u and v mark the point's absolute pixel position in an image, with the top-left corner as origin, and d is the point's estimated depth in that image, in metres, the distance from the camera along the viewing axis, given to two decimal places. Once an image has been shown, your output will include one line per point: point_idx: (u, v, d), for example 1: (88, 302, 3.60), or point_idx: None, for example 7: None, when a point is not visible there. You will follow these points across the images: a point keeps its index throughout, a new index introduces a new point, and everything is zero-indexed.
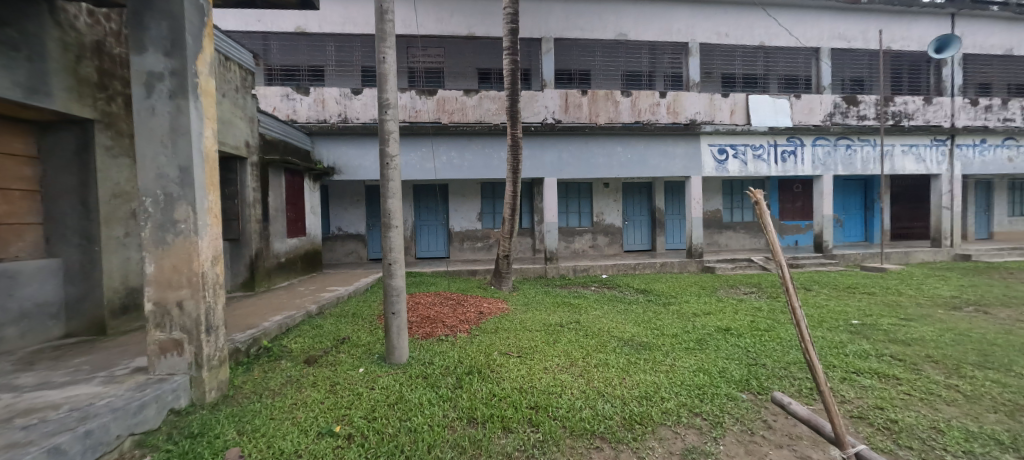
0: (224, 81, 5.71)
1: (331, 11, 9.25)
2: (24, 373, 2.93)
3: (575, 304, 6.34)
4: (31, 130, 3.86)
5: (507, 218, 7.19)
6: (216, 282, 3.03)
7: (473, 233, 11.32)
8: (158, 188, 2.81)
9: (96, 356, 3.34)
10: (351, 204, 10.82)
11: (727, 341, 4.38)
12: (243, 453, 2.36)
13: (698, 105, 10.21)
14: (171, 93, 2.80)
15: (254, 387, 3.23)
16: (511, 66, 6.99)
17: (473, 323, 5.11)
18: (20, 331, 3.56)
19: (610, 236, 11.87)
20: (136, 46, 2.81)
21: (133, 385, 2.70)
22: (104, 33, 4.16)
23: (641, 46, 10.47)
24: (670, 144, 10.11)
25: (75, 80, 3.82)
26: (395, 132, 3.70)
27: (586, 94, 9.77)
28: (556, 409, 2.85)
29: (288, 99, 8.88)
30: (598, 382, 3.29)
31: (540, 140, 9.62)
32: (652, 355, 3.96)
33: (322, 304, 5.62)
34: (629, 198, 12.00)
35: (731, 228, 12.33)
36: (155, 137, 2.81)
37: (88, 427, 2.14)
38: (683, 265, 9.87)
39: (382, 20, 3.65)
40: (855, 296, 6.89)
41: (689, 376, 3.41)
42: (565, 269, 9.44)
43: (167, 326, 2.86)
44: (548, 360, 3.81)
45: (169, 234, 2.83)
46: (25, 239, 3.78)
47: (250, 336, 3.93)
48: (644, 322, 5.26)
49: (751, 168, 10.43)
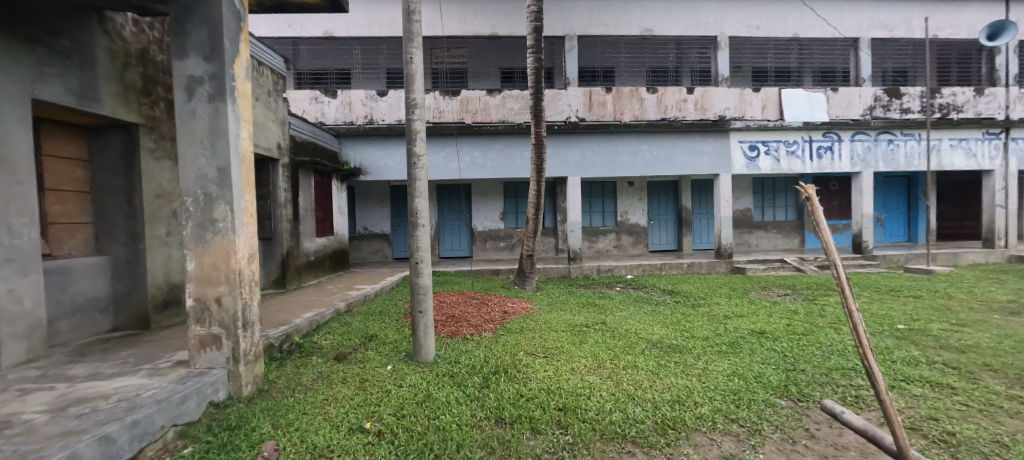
0: (257, 85, 5.90)
1: (358, 14, 9.45)
2: (76, 364, 3.09)
3: (600, 305, 6.24)
4: (82, 135, 4.09)
5: (531, 217, 7.17)
6: (252, 280, 3.11)
7: (496, 233, 11.34)
8: (199, 187, 2.92)
9: (140, 349, 3.50)
10: (377, 204, 11.01)
11: (762, 344, 4.23)
12: (278, 446, 2.42)
13: (727, 100, 9.92)
14: (211, 96, 2.90)
15: (287, 382, 3.32)
16: (535, 64, 6.92)
17: (497, 323, 5.10)
18: (73, 324, 3.76)
19: (635, 236, 11.66)
20: (177, 52, 2.92)
21: (176, 378, 2.81)
22: (148, 41, 4.35)
23: (667, 41, 10.28)
24: (698, 142, 9.79)
25: (122, 87, 4.01)
26: (422, 132, 3.72)
27: (611, 91, 9.64)
28: (584, 410, 2.80)
29: (316, 102, 9.14)
30: (628, 384, 3.22)
31: (563, 139, 9.53)
32: (683, 358, 3.84)
33: (350, 301, 5.73)
34: (654, 197, 11.74)
35: (762, 228, 11.91)
36: (196, 138, 2.91)
37: (135, 417, 2.24)
38: (712, 265, 9.60)
39: (409, 21, 3.66)
40: (899, 299, 6.51)
41: (722, 381, 3.29)
42: (589, 268, 9.33)
43: (207, 321, 2.97)
44: (575, 361, 3.75)
45: (209, 232, 2.93)
46: (77, 237, 3.99)
47: (283, 332, 4.05)
48: (674, 324, 5.12)
49: (784, 166, 10.00)
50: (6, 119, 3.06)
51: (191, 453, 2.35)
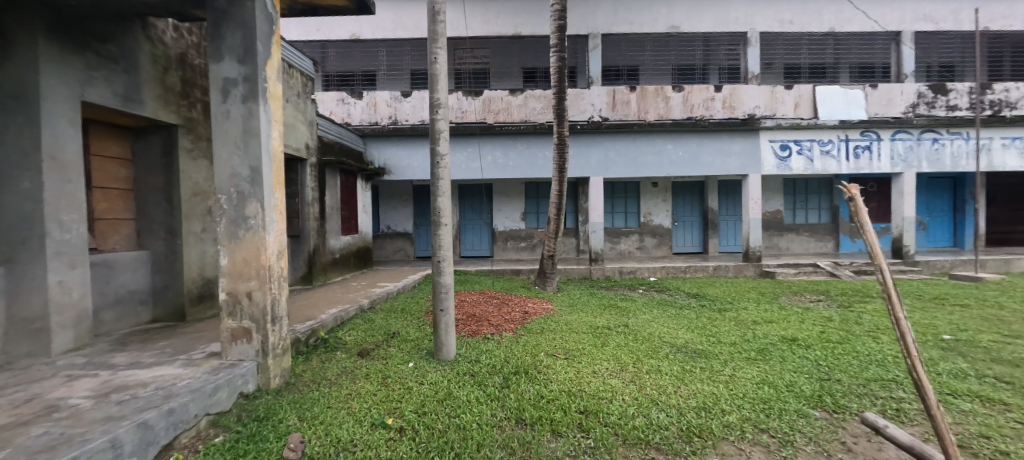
0: (288, 87, 6.09)
1: (383, 17, 9.64)
2: (118, 353, 3.25)
3: (622, 307, 6.13)
4: (126, 135, 4.31)
5: (553, 217, 7.12)
6: (281, 275, 3.20)
7: (517, 233, 11.33)
8: (232, 186, 3.03)
9: (176, 340, 3.66)
10: (400, 203, 11.18)
11: (794, 352, 4.06)
12: (304, 438, 2.47)
13: (757, 98, 9.60)
14: (244, 97, 3.00)
15: (313, 375, 3.40)
16: (558, 63, 6.87)
17: (519, 323, 5.10)
18: (116, 314, 3.97)
19: (659, 237, 11.42)
20: (214, 55, 3.03)
21: (209, 368, 2.93)
22: (186, 46, 4.55)
23: (695, 38, 10.02)
24: (727, 142, 9.48)
25: (163, 89, 4.20)
26: (445, 131, 3.74)
27: (635, 90, 9.49)
28: (607, 414, 2.75)
29: (343, 103, 9.36)
30: (651, 389, 3.15)
31: (586, 139, 9.42)
32: (709, 363, 3.73)
33: (374, 299, 5.83)
34: (678, 198, 11.48)
35: (793, 231, 11.46)
36: (230, 138, 3.02)
37: (171, 405, 2.33)
38: (739, 269, 9.29)
39: (434, 21, 3.69)
40: (944, 307, 6.13)
41: (751, 388, 3.17)
42: (611, 270, 9.18)
43: (238, 315, 3.08)
44: (596, 363, 3.69)
45: (241, 229, 3.04)
46: (120, 232, 4.21)
47: (310, 327, 4.16)
48: (699, 328, 4.98)
49: (818, 166, 9.57)
50: (59, 121, 3.26)
51: (222, 442, 2.44)
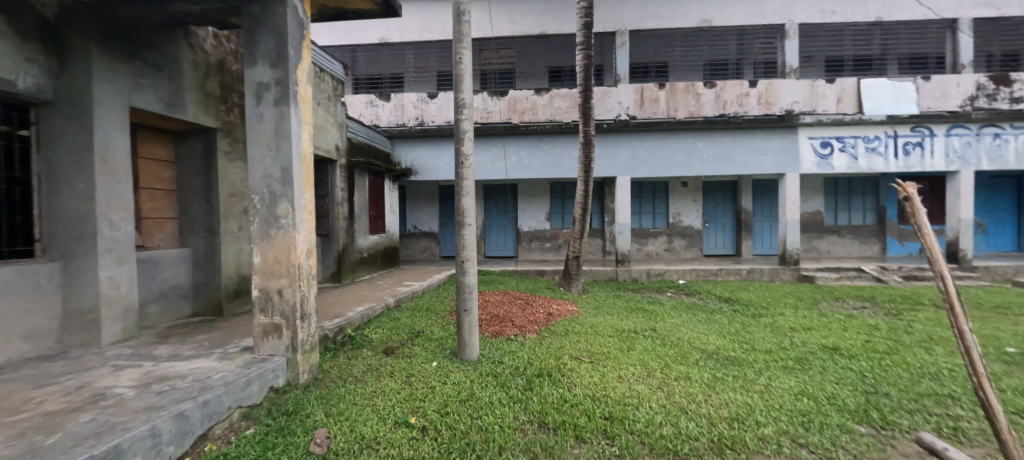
0: (319, 91, 6.27)
1: (411, 20, 9.79)
2: (160, 346, 3.43)
3: (650, 311, 5.96)
4: (170, 139, 4.55)
5: (578, 218, 7.03)
6: (310, 273, 3.28)
7: (542, 233, 11.26)
8: (265, 186, 3.13)
9: (213, 334, 3.82)
10: (426, 204, 11.33)
11: (837, 362, 3.81)
12: (330, 434, 2.52)
13: (796, 93, 9.14)
14: (276, 100, 3.09)
15: (339, 372, 3.47)
16: (584, 61, 6.76)
17: (542, 324, 5.04)
18: (160, 308, 4.20)
19: (688, 239, 11.08)
20: (248, 60, 3.14)
21: (242, 362, 3.04)
22: (225, 52, 4.76)
23: (728, 32, 9.65)
24: (762, 139, 9.07)
25: (203, 94, 4.41)
26: (469, 131, 3.73)
27: (664, 87, 9.23)
28: (633, 422, 2.66)
29: (372, 106, 9.57)
30: (680, 397, 3.03)
31: (612, 138, 9.24)
32: (742, 371, 3.56)
33: (399, 297, 5.92)
34: (709, 198, 11.09)
35: (834, 233, 10.85)
36: (263, 140, 3.13)
37: (206, 397, 2.43)
38: (775, 272, 8.87)
39: (460, 22, 3.69)
40: (1008, 318, 5.61)
41: (788, 400, 2.99)
42: (638, 271, 8.97)
43: (270, 311, 3.18)
44: (622, 368, 3.59)
45: (273, 228, 3.13)
46: (165, 231, 4.45)
47: (338, 324, 4.26)
48: (732, 334, 4.76)
49: (863, 164, 9.01)
50: (110, 125, 3.47)
51: (253, 434, 2.52)
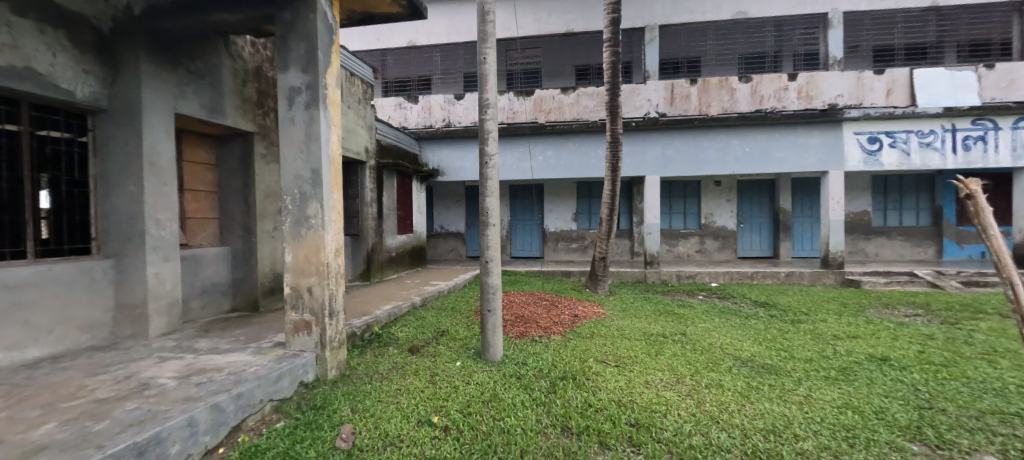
0: (349, 94, 6.45)
1: (438, 23, 9.93)
2: (200, 339, 3.61)
3: (679, 314, 5.76)
4: (212, 143, 4.80)
5: (605, 218, 6.89)
6: (338, 272, 3.36)
7: (568, 233, 11.13)
8: (296, 187, 3.24)
9: (249, 329, 4.00)
10: (453, 204, 11.45)
11: (885, 374, 3.54)
12: (355, 430, 2.57)
13: (840, 86, 8.64)
14: (307, 104, 3.19)
15: (366, 369, 3.54)
16: (612, 57, 6.62)
17: (567, 326, 4.97)
18: (203, 303, 4.43)
19: (722, 240, 10.66)
20: (281, 66, 3.26)
21: (275, 357, 3.15)
22: (262, 59, 4.97)
23: (765, 23, 9.21)
24: (802, 136, 8.60)
25: (241, 100, 4.62)
26: (494, 131, 3.72)
27: (696, 83, 8.94)
28: (659, 430, 2.57)
29: (400, 108, 9.78)
30: (711, 405, 2.90)
31: (641, 136, 9.01)
32: (780, 381, 3.36)
33: (425, 296, 6.00)
34: (745, 198, 10.63)
35: (883, 235, 10.15)
36: (294, 143, 3.23)
37: (240, 390, 2.53)
38: (817, 276, 8.38)
39: (484, 22, 3.69)
40: None
41: (830, 413, 2.80)
42: (668, 274, 8.70)
43: (300, 308, 3.28)
44: (650, 373, 3.48)
45: (303, 228, 3.23)
46: (206, 230, 4.69)
47: (365, 322, 4.35)
48: (768, 341, 4.52)
49: (916, 161, 8.38)
50: (157, 130, 3.69)
51: (283, 427, 2.60)
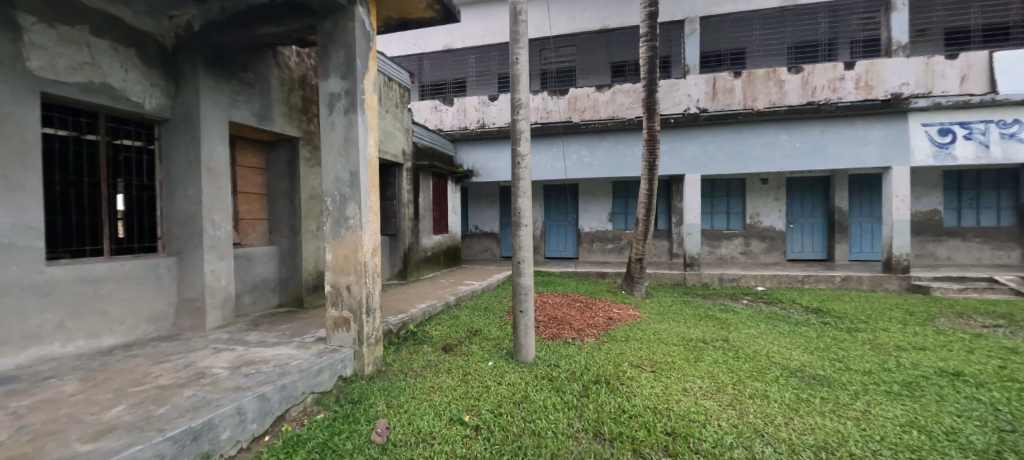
0: (387, 99, 6.66)
1: (472, 25, 10.06)
2: (250, 332, 3.85)
3: (721, 319, 5.49)
4: (262, 148, 5.11)
5: (641, 218, 6.70)
6: (375, 271, 3.48)
7: (603, 234, 10.93)
8: (336, 189, 3.38)
9: (294, 324, 4.22)
10: (487, 204, 11.55)
11: (959, 391, 3.19)
12: (389, 425, 2.64)
13: (905, 73, 7.84)
14: (346, 109, 3.32)
15: (401, 366, 3.64)
16: (648, 53, 6.42)
17: (602, 328, 4.88)
18: (253, 298, 4.73)
19: (769, 242, 10.07)
20: (323, 73, 3.41)
21: (316, 351, 3.30)
22: (307, 68, 5.23)
23: (818, 10, 8.60)
24: (860, 129, 7.98)
25: (288, 107, 4.89)
26: (526, 131, 3.70)
27: (740, 76, 8.43)
28: (698, 440, 2.45)
29: (437, 111, 9.97)
30: (755, 417, 2.73)
31: (680, 133, 8.70)
32: (833, 394, 3.12)
33: (459, 296, 6.09)
34: (795, 196, 9.99)
35: (956, 236, 9.21)
36: (334, 147, 3.37)
37: (284, 382, 2.66)
38: (878, 281, 7.74)
39: (516, 22, 3.68)
40: None
41: (892, 431, 2.56)
42: (709, 276, 8.34)
43: (340, 305, 3.42)
44: (688, 380, 3.33)
45: (343, 228, 3.37)
46: (257, 230, 5.00)
47: (401, 320, 4.47)
48: (821, 350, 4.21)
49: (996, 154, 7.53)
50: (213, 137, 3.97)
51: (323, 419, 2.72)
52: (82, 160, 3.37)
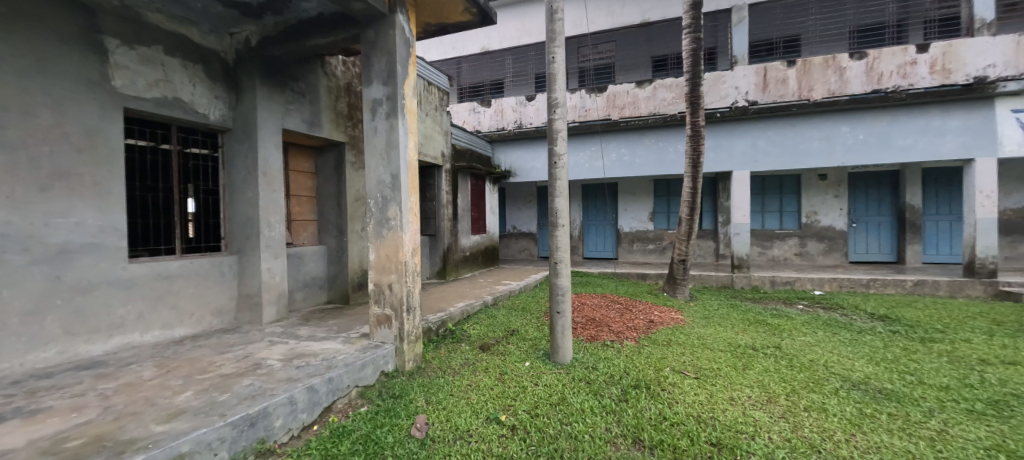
0: (426, 103, 6.84)
1: (509, 26, 10.11)
2: (301, 327, 4.09)
3: (773, 325, 5.15)
4: (312, 153, 5.42)
5: (684, 218, 6.43)
6: (415, 270, 3.58)
7: (644, 234, 10.61)
8: (378, 191, 3.51)
9: (341, 320, 4.44)
10: (525, 204, 11.56)
11: None
12: (428, 420, 2.71)
13: (991, 54, 6.88)
14: (387, 114, 3.44)
15: (439, 363, 3.73)
16: (692, 45, 6.15)
17: (642, 331, 4.74)
18: (304, 295, 5.03)
19: (827, 242, 9.33)
20: (366, 80, 3.55)
21: (360, 347, 3.44)
22: (352, 76, 5.48)
23: None
24: (936, 118, 7.23)
25: (335, 114, 5.15)
26: (564, 131, 3.67)
27: (794, 65, 7.76)
28: (746, 453, 2.32)
29: (474, 112, 10.05)
30: (810, 431, 2.55)
31: (727, 128, 8.28)
32: (903, 410, 2.84)
33: (496, 295, 6.14)
34: (858, 193, 9.21)
35: None
36: (377, 151, 3.51)
37: (331, 375, 2.81)
38: (958, 286, 6.97)
39: (552, 20, 3.64)
40: None
41: (974, 455, 2.29)
42: (760, 279, 7.85)
43: (382, 302, 3.56)
44: (735, 389, 3.16)
45: (385, 229, 3.50)
46: (307, 230, 5.31)
47: (440, 318, 4.57)
48: (889, 362, 3.83)
49: None
50: (268, 144, 4.25)
51: (366, 412, 2.84)
52: (158, 168, 3.73)
